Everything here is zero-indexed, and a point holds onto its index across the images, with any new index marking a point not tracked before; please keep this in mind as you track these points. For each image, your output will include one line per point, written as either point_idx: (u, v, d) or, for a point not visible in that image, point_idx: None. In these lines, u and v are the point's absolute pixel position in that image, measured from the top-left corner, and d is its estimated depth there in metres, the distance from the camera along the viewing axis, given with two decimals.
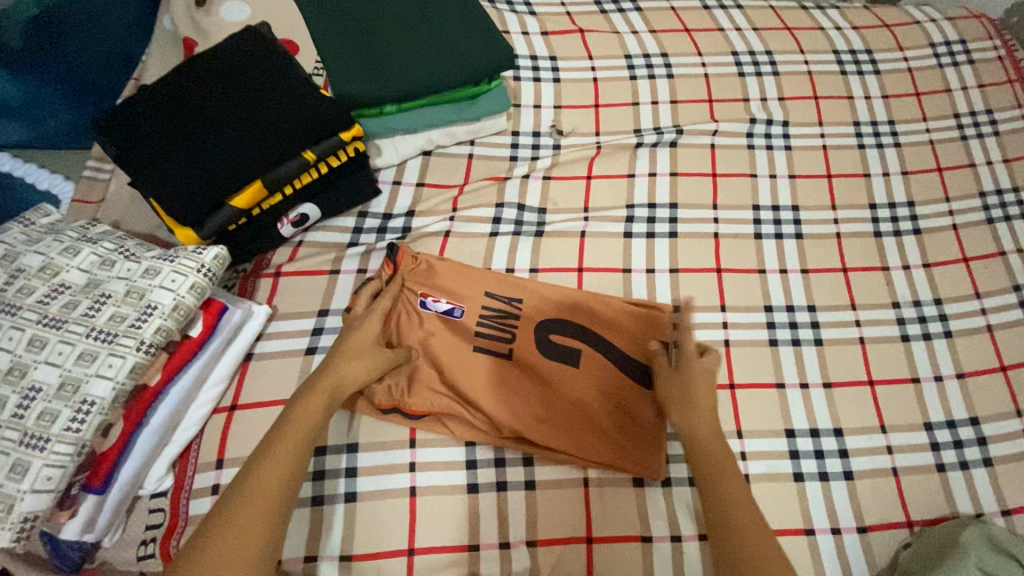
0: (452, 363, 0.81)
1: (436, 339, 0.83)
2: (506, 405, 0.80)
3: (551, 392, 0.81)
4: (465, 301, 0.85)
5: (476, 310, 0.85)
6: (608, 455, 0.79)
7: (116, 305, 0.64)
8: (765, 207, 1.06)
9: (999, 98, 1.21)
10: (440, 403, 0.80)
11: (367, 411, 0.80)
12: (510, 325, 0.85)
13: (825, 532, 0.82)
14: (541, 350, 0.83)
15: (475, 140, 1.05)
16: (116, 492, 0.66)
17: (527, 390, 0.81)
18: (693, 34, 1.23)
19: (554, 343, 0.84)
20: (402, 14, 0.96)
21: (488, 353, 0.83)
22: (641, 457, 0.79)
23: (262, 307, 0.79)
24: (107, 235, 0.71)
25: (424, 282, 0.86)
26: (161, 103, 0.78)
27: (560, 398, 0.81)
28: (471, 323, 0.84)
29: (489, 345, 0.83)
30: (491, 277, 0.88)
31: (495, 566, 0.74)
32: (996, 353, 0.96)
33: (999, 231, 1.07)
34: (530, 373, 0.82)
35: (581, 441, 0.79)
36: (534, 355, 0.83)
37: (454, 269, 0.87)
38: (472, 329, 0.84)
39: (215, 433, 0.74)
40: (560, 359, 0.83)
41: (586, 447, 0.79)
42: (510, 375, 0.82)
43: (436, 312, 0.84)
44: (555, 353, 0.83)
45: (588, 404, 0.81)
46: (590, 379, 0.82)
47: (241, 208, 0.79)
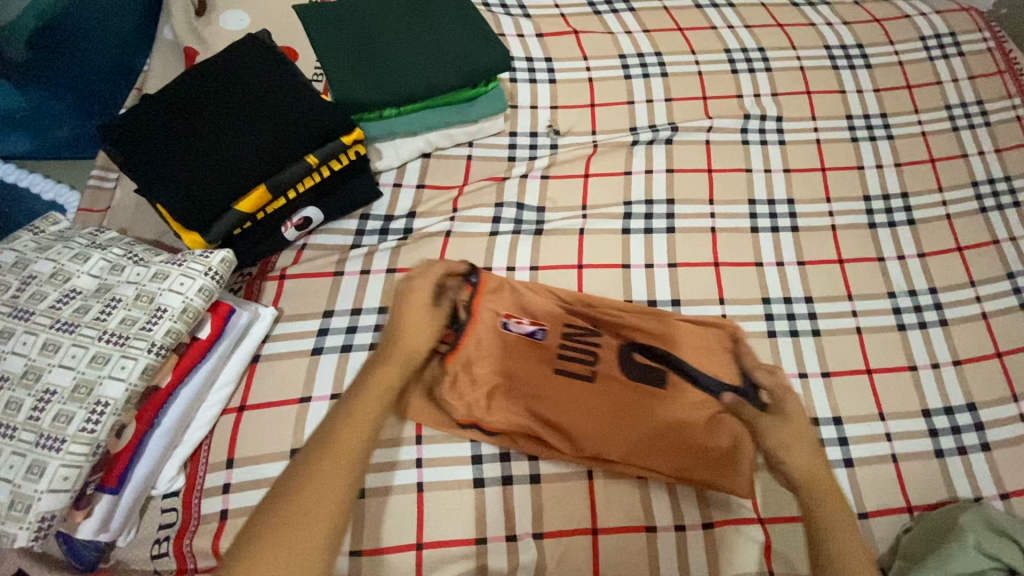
0: (529, 381, 0.80)
1: (508, 358, 0.81)
2: (591, 420, 0.78)
3: (638, 412, 0.78)
4: (546, 322, 0.85)
5: (559, 330, 0.84)
6: (691, 472, 0.77)
7: (127, 308, 0.65)
8: (761, 201, 1.07)
9: (990, 89, 1.23)
10: (524, 423, 0.79)
11: (444, 428, 0.81)
12: (591, 344, 0.83)
13: (876, 515, 0.84)
14: (625, 368, 0.81)
15: (474, 141, 1.06)
16: (130, 492, 0.67)
17: (613, 407, 0.78)
18: (686, 33, 1.25)
19: (637, 363, 0.82)
20: (398, 19, 0.97)
21: (569, 372, 0.80)
22: (726, 477, 0.77)
23: (268, 310, 0.81)
24: (116, 241, 0.73)
25: (506, 305, 0.85)
26: (167, 111, 0.79)
27: (649, 417, 0.78)
28: (553, 342, 0.83)
29: (573, 367, 0.81)
30: (572, 302, 0.89)
31: (504, 559, 0.75)
32: (992, 340, 0.98)
33: (991, 220, 1.09)
34: (616, 392, 0.79)
35: (662, 458, 0.77)
36: (619, 375, 0.80)
37: (533, 292, 0.89)
38: (553, 349, 0.82)
39: (225, 433, 0.75)
40: (643, 380, 0.80)
41: (665, 463, 0.77)
42: (595, 394, 0.79)
43: (519, 333, 0.83)
44: (638, 372, 0.81)
45: (678, 423, 0.78)
46: (678, 400, 0.79)
47: (245, 213, 0.79)
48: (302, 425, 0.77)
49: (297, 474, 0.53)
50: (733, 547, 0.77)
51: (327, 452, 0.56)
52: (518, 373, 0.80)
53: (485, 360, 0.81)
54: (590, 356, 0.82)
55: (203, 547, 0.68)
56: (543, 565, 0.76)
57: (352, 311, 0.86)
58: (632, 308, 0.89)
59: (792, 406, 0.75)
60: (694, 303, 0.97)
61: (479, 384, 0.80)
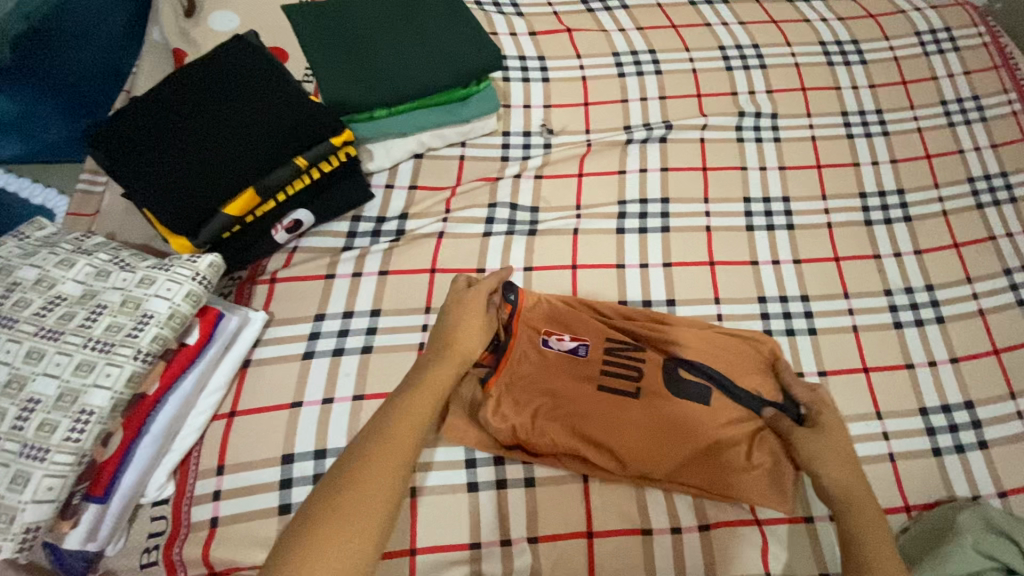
0: (575, 400, 0.79)
1: (548, 375, 0.81)
2: (635, 438, 0.77)
3: (683, 430, 0.77)
4: (587, 338, 0.84)
5: (601, 346, 0.83)
6: (733, 490, 0.77)
7: (112, 315, 0.64)
8: (756, 199, 1.06)
9: (986, 84, 1.22)
10: (568, 443, 0.78)
11: (486, 448, 0.80)
12: (635, 359, 0.82)
13: (897, 512, 0.84)
14: (670, 383, 0.80)
15: (466, 141, 1.05)
16: (118, 501, 0.66)
17: (658, 424, 0.77)
18: (680, 30, 1.24)
19: (683, 379, 0.80)
20: (389, 19, 0.96)
21: (612, 390, 0.79)
22: (770, 495, 0.77)
23: (258, 314, 0.80)
24: (102, 246, 0.71)
25: (545, 322, 0.85)
26: (154, 114, 0.78)
27: (695, 434, 0.77)
28: (595, 358, 0.82)
29: (616, 384, 0.80)
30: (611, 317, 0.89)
31: (498, 564, 0.75)
32: (989, 337, 0.97)
33: (988, 216, 1.08)
34: (661, 408, 0.78)
35: (704, 475, 0.77)
36: (663, 392, 0.79)
37: (569, 309, 0.88)
38: (596, 366, 0.81)
39: (215, 440, 0.75)
40: (690, 396, 0.79)
41: (706, 480, 0.77)
42: (640, 412, 0.78)
43: (561, 351, 0.83)
44: (684, 387, 0.79)
45: (722, 441, 0.77)
46: (721, 417, 0.78)
47: (234, 216, 0.78)
48: (293, 431, 0.76)
49: (353, 464, 0.57)
50: (728, 548, 0.77)
51: (383, 446, 0.59)
52: (561, 391, 0.80)
53: (526, 378, 0.81)
54: (635, 372, 0.80)
55: (192, 555, 0.68)
56: (538, 570, 0.75)
57: (344, 314, 0.86)
58: (671, 324, 0.89)
59: (829, 422, 0.78)
60: (689, 303, 0.96)
61: (523, 405, 0.80)
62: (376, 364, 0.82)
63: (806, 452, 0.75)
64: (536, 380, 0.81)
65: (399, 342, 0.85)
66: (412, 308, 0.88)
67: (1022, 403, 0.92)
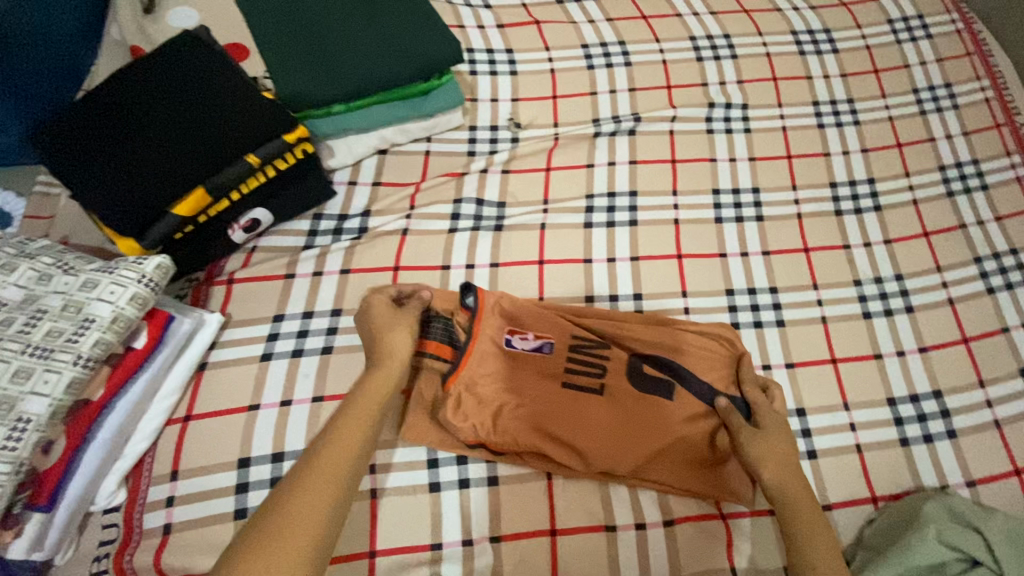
0: (541, 400, 0.78)
1: (512, 373, 0.80)
2: (601, 435, 0.76)
3: (649, 427, 0.77)
4: (551, 335, 0.82)
5: (567, 345, 0.81)
6: (698, 484, 0.77)
7: (53, 320, 0.63)
8: (725, 190, 1.06)
9: (958, 72, 1.22)
10: (533, 442, 0.77)
11: (443, 446, 0.79)
12: (599, 356, 0.81)
13: (863, 503, 0.83)
14: (633, 378, 0.80)
15: (432, 136, 1.04)
16: (65, 509, 0.65)
17: (622, 421, 0.77)
18: (650, 21, 1.23)
19: (646, 374, 0.80)
20: (345, 13, 0.94)
21: (575, 387, 0.79)
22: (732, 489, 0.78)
23: (213, 316, 0.78)
24: (47, 249, 0.70)
25: (507, 321, 0.82)
26: (100, 114, 0.76)
27: (662, 430, 0.77)
28: (560, 356, 0.81)
29: (580, 381, 0.79)
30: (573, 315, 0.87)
31: (458, 565, 0.74)
32: (958, 325, 0.97)
33: (958, 204, 1.07)
34: (626, 405, 0.78)
35: (672, 470, 0.77)
36: (627, 389, 0.79)
37: (530, 302, 0.85)
38: (560, 364, 0.80)
39: (169, 445, 0.73)
40: (653, 392, 0.79)
41: (674, 476, 0.77)
42: (605, 409, 0.78)
43: (525, 350, 0.81)
44: (649, 383, 0.79)
45: (689, 437, 0.77)
46: (686, 414, 0.78)
47: (184, 216, 0.77)
48: (250, 433, 0.75)
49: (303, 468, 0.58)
50: (691, 542, 0.76)
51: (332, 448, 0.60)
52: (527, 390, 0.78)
53: (488, 378, 0.79)
54: (599, 370, 0.80)
55: (144, 562, 0.67)
56: (499, 569, 0.74)
57: (303, 314, 0.84)
58: (630, 318, 0.88)
59: (771, 420, 0.77)
60: (657, 297, 0.95)
61: (485, 405, 0.78)
62: (335, 365, 0.81)
63: (754, 452, 0.73)
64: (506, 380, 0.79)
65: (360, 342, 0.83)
66: None
67: (990, 391, 0.92)
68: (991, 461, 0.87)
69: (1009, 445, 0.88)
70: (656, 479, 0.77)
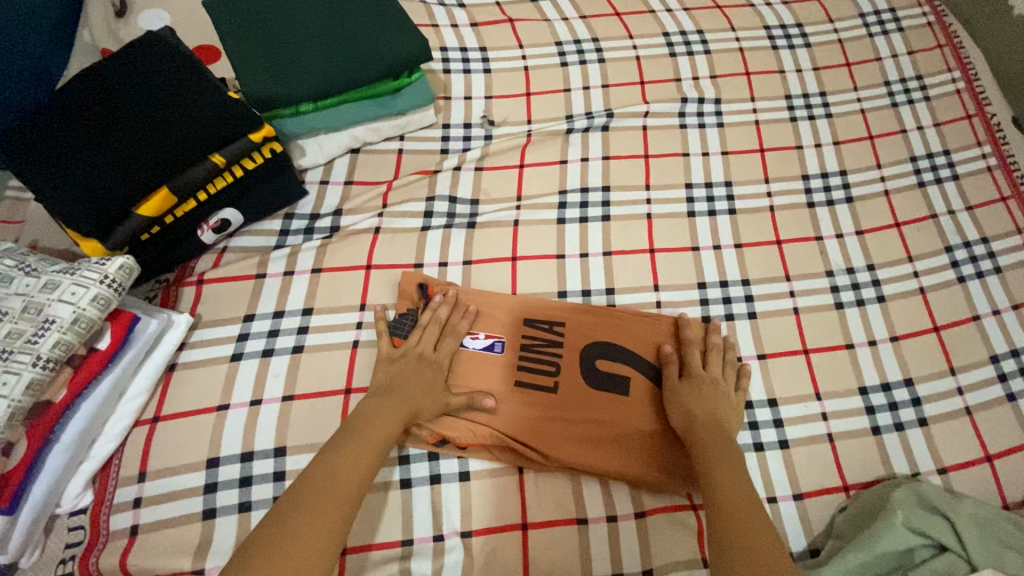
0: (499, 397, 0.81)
1: (467, 371, 0.83)
2: (561, 430, 0.80)
3: (605, 417, 0.81)
4: (503, 333, 0.86)
5: (517, 343, 0.85)
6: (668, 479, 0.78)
7: (13, 322, 0.63)
8: (698, 184, 1.06)
9: (930, 64, 1.22)
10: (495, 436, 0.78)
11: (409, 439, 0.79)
12: (552, 353, 0.85)
13: (835, 491, 0.84)
14: (584, 371, 0.84)
15: (405, 135, 1.04)
16: (29, 512, 0.64)
17: (576, 414, 0.81)
18: (624, 17, 1.23)
19: (599, 368, 0.84)
20: (314, 12, 0.94)
21: (531, 384, 0.83)
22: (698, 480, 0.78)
23: (182, 316, 0.78)
24: (8, 252, 0.69)
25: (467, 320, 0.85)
26: (62, 118, 0.76)
27: (618, 423, 0.80)
28: (512, 356, 0.85)
29: (534, 380, 0.83)
30: (527, 311, 0.88)
31: (429, 561, 0.74)
32: (929, 314, 0.97)
33: (929, 194, 1.08)
34: (580, 397, 0.82)
35: (639, 464, 0.78)
36: (581, 386, 0.83)
37: (487, 302, 0.89)
38: (514, 361, 0.84)
39: (137, 446, 0.73)
40: (605, 386, 0.83)
41: (642, 469, 0.78)
42: (561, 403, 0.81)
43: (476, 349, 0.85)
44: (600, 380, 0.83)
45: (644, 427, 0.80)
46: (640, 407, 0.82)
47: (148, 217, 0.77)
48: (218, 433, 0.75)
49: (317, 476, 0.63)
50: (662, 532, 0.77)
51: (343, 461, 0.65)
52: (487, 389, 0.82)
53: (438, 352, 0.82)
54: (551, 364, 0.84)
55: (110, 564, 0.67)
56: (470, 565, 0.74)
57: (274, 314, 0.84)
58: (598, 312, 0.89)
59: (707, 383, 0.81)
60: (629, 291, 0.95)
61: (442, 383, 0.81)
62: (306, 364, 0.81)
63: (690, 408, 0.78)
64: (467, 381, 0.82)
65: (331, 341, 0.83)
66: (346, 305, 0.87)
67: (962, 378, 0.93)
68: (962, 448, 0.88)
69: (981, 432, 0.89)
70: (627, 473, 0.77)
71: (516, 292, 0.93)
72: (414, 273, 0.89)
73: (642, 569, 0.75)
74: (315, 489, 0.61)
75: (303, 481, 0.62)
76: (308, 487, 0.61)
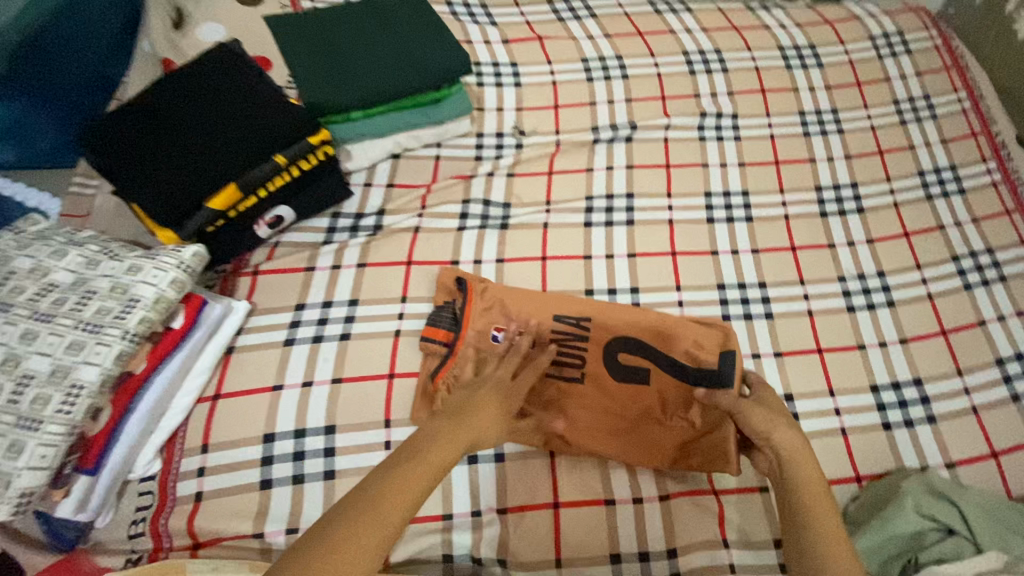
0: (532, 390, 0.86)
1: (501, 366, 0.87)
2: (590, 421, 0.84)
3: (630, 407, 0.85)
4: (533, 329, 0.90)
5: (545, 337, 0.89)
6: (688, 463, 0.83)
7: (101, 299, 0.70)
8: (717, 193, 1.12)
9: (937, 84, 1.29)
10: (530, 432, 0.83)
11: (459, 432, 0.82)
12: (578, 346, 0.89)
13: (848, 481, 0.89)
14: (608, 364, 0.88)
15: (442, 143, 1.11)
16: (108, 474, 0.71)
17: (603, 405, 0.85)
18: (646, 37, 1.31)
19: (623, 362, 0.88)
20: (365, 29, 1.03)
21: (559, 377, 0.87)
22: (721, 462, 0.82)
23: (242, 303, 0.85)
24: (92, 238, 0.76)
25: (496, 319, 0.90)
26: (147, 121, 0.84)
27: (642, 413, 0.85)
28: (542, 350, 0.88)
29: (562, 372, 0.87)
30: (556, 307, 0.92)
31: (468, 533, 0.79)
32: (937, 319, 1.03)
33: (937, 206, 1.14)
34: (606, 389, 0.86)
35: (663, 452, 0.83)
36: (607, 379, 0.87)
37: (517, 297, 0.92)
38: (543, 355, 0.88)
39: (200, 421, 0.79)
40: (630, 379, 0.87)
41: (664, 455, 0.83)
42: (589, 395, 0.86)
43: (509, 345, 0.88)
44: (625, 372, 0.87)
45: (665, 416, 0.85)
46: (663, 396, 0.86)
47: (217, 210, 0.84)
48: (274, 411, 0.81)
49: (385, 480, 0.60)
50: (686, 515, 0.81)
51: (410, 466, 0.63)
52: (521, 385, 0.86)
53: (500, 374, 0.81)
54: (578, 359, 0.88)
55: (178, 526, 0.73)
56: (506, 538, 0.79)
57: (323, 304, 0.91)
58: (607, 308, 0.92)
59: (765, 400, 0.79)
60: (653, 290, 1.01)
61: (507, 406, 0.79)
62: (353, 350, 0.87)
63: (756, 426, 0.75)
64: None
65: (375, 330, 0.90)
66: (389, 297, 0.93)
67: (969, 379, 0.98)
68: (969, 445, 0.92)
69: (987, 430, 0.93)
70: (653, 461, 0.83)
71: (546, 290, 0.99)
72: (451, 269, 0.94)
73: (666, 548, 0.80)
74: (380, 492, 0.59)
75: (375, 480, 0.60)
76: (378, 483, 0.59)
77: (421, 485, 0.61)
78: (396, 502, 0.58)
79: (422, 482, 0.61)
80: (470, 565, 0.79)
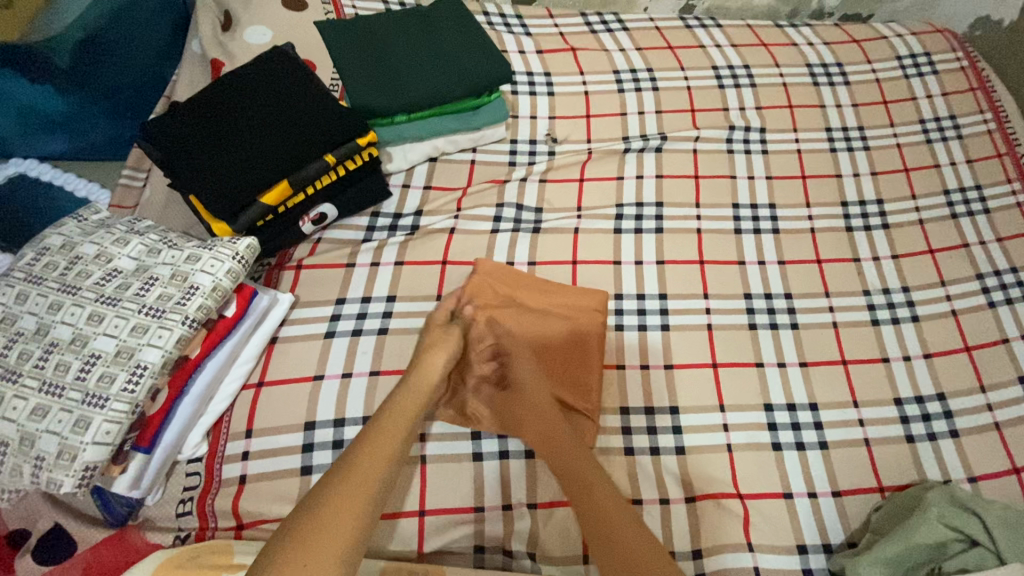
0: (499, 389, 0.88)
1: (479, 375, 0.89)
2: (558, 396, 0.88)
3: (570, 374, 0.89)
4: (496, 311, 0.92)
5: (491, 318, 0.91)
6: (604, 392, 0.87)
7: (163, 286, 0.73)
8: (744, 205, 1.15)
9: (962, 105, 1.31)
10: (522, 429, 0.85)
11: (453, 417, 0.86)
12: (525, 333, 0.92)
13: (870, 491, 0.90)
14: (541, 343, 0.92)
15: (477, 147, 1.14)
16: (160, 454, 0.75)
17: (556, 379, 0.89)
18: (677, 51, 1.34)
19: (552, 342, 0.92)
20: (411, 37, 1.07)
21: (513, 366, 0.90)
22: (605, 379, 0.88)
23: (286, 296, 0.89)
24: (152, 228, 0.81)
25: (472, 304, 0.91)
26: (207, 117, 0.88)
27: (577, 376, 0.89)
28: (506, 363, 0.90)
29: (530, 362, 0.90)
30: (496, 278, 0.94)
31: (499, 526, 0.82)
32: (961, 335, 1.04)
33: (962, 224, 1.16)
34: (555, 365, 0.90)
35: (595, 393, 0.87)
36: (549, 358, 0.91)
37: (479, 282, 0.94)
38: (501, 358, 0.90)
39: (244, 406, 0.82)
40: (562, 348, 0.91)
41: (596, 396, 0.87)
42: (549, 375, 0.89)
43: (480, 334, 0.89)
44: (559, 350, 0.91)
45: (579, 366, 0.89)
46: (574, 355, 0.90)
47: (269, 205, 0.88)
48: (314, 401, 0.83)
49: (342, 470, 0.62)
50: (710, 517, 0.85)
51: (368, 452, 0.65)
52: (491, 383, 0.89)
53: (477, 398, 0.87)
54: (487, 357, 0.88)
55: (224, 508, 0.76)
56: (536, 532, 0.82)
57: (363, 299, 0.94)
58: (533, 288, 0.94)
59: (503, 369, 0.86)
60: (681, 297, 1.03)
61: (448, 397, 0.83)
62: (391, 344, 0.90)
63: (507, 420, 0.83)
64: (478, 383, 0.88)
65: (412, 325, 0.92)
66: (425, 295, 0.96)
67: (991, 396, 0.99)
68: (991, 460, 0.93)
69: (1009, 446, 0.95)
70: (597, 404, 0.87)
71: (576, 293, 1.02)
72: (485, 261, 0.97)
73: (692, 548, 0.84)
74: (336, 489, 0.60)
75: (333, 473, 0.62)
76: (335, 477, 0.61)
77: (376, 477, 0.63)
78: (348, 503, 0.59)
79: (368, 490, 0.61)
80: (501, 558, 0.82)
